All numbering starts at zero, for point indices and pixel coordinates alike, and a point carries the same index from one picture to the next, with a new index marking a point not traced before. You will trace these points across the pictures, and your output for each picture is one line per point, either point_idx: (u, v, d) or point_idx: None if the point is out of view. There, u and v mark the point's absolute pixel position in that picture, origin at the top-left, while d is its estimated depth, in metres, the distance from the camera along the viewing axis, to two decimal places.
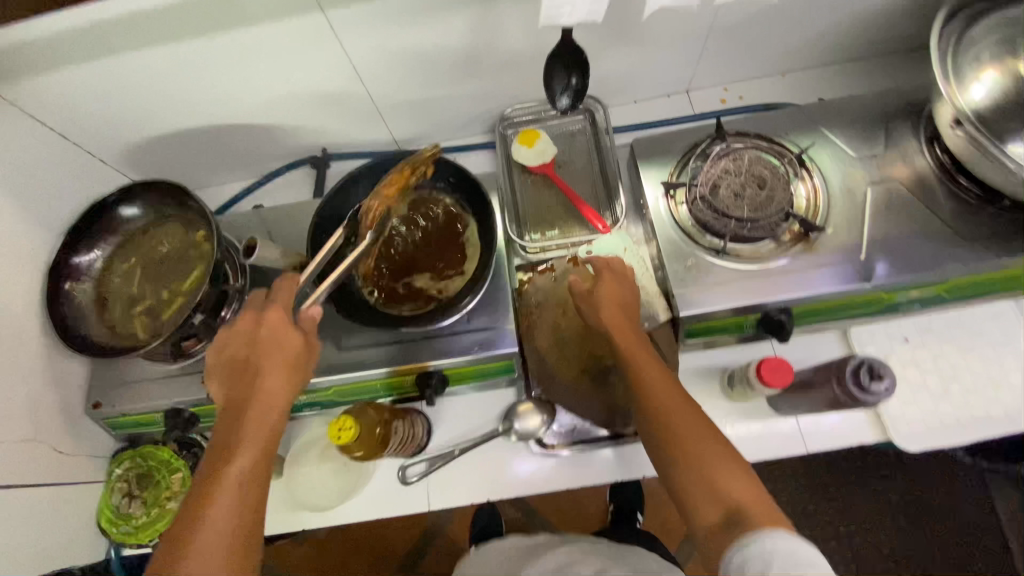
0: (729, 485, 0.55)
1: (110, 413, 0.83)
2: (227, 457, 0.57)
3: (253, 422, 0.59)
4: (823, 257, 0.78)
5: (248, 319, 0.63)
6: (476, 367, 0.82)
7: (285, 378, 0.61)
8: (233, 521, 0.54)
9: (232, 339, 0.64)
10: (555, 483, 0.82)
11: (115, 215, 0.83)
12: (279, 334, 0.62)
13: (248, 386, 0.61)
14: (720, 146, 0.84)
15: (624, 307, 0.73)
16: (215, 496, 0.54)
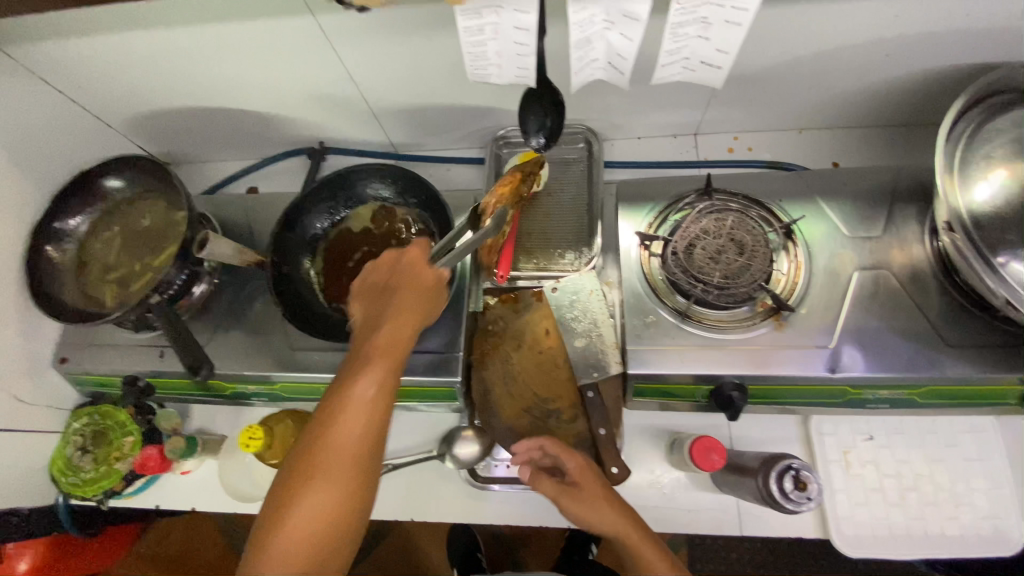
0: None
1: (74, 369, 0.88)
2: (360, 362, 0.60)
3: (386, 332, 0.62)
4: (790, 339, 0.74)
5: (388, 256, 0.70)
6: (419, 388, 0.82)
7: (417, 304, 0.65)
8: (363, 421, 0.56)
9: (374, 274, 0.69)
10: (482, 514, 0.83)
11: (100, 184, 0.87)
12: (417, 268, 0.68)
13: (383, 306, 0.65)
14: (705, 202, 0.80)
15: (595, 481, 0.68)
16: (346, 397, 0.57)
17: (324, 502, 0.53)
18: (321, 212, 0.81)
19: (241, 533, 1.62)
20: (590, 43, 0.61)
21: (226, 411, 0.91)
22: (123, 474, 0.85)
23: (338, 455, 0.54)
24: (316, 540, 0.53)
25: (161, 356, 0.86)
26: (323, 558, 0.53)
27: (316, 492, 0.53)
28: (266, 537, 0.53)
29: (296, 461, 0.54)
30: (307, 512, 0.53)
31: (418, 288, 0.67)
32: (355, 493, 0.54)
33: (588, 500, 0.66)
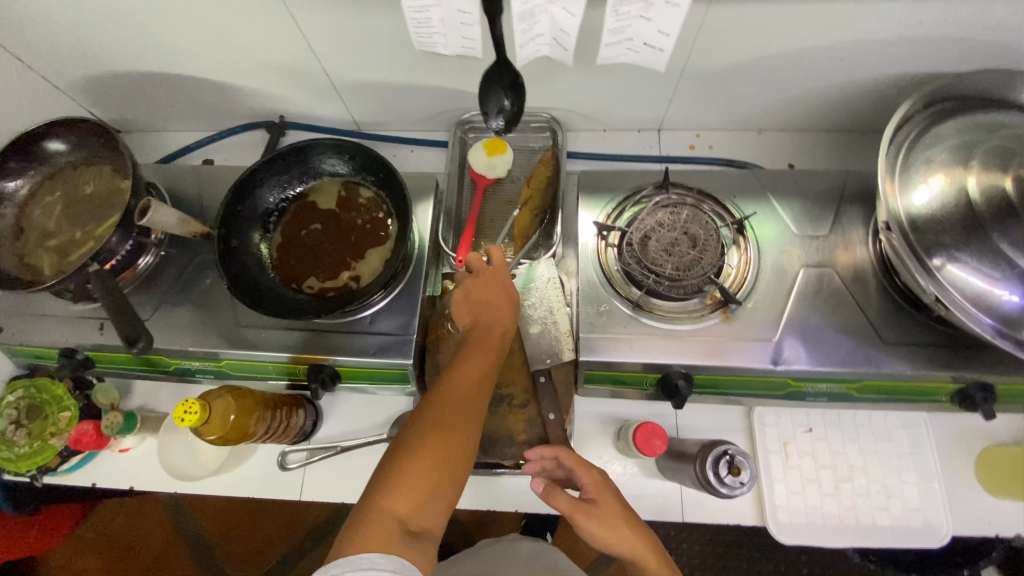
0: None
1: (8, 340, 0.84)
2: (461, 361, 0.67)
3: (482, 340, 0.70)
4: (737, 331, 0.75)
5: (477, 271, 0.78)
6: (369, 369, 0.81)
7: (506, 316, 0.73)
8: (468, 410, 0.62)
9: (474, 288, 0.75)
10: None
11: (42, 147, 0.83)
12: (501, 284, 0.75)
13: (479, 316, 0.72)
14: (661, 195, 0.81)
15: (607, 497, 0.65)
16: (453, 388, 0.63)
17: (446, 444, 0.58)
18: (275, 188, 0.79)
19: (190, 519, 1.58)
20: (533, 16, 0.63)
21: (170, 388, 0.89)
22: (58, 449, 0.82)
23: (456, 410, 0.61)
24: (434, 480, 0.55)
25: (101, 328, 0.82)
26: (435, 496, 0.55)
27: (441, 433, 0.58)
28: (392, 467, 0.56)
29: (407, 437, 0.58)
30: (430, 453, 0.56)
31: (506, 301, 0.74)
32: (465, 447, 0.59)
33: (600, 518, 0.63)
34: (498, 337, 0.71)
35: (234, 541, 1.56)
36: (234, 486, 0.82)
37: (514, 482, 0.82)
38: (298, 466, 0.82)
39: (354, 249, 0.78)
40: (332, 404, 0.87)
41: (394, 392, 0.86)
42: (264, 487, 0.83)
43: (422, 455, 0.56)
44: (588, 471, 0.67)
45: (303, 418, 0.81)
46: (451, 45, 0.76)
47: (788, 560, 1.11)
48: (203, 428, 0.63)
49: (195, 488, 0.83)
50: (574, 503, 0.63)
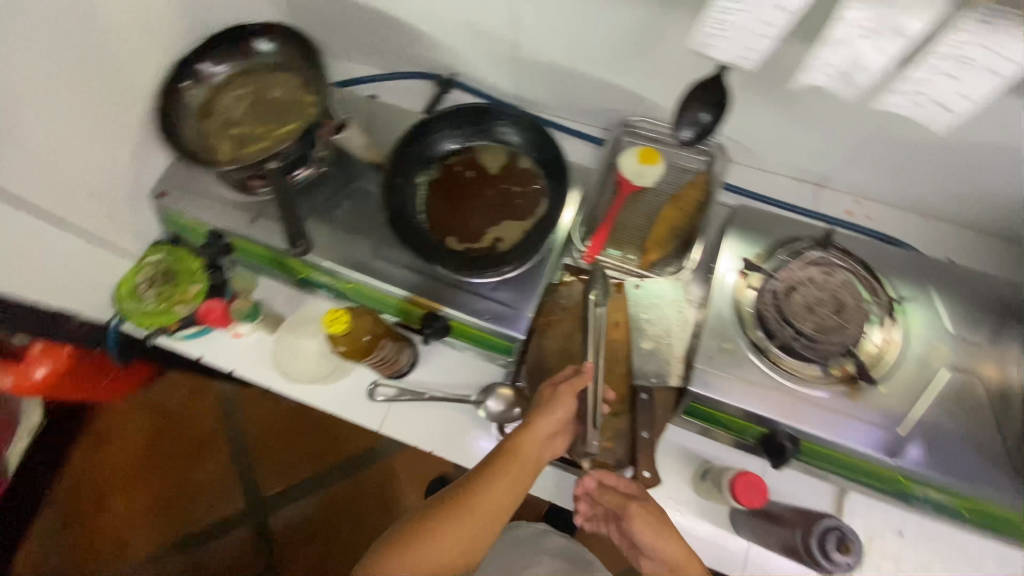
0: None
1: (167, 206, 0.90)
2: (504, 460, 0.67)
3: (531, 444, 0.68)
4: (860, 410, 0.72)
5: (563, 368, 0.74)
6: (479, 332, 0.83)
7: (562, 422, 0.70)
8: (489, 514, 0.65)
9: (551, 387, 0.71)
10: None
11: (250, 43, 0.88)
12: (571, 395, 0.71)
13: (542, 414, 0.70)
14: (817, 252, 0.78)
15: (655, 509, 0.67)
16: (486, 488, 0.66)
17: (454, 544, 0.63)
18: (445, 138, 0.82)
19: (237, 413, 1.67)
20: (837, 44, 0.60)
21: (288, 292, 0.93)
22: (180, 318, 0.88)
23: (479, 513, 0.64)
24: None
25: (251, 222, 0.87)
26: None
27: (453, 533, 0.63)
28: (405, 541, 0.63)
29: (431, 517, 0.65)
30: (428, 552, 0.62)
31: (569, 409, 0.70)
32: (470, 549, 0.64)
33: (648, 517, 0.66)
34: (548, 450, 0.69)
35: (269, 446, 1.64)
36: (324, 399, 0.87)
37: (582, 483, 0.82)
38: (386, 400, 0.85)
39: (501, 216, 0.80)
40: (429, 354, 0.89)
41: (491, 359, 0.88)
42: (350, 409, 0.86)
43: (430, 545, 0.62)
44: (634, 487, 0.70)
45: (403, 356, 0.84)
46: (727, 48, 0.62)
47: None
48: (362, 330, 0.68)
49: (291, 390, 0.88)
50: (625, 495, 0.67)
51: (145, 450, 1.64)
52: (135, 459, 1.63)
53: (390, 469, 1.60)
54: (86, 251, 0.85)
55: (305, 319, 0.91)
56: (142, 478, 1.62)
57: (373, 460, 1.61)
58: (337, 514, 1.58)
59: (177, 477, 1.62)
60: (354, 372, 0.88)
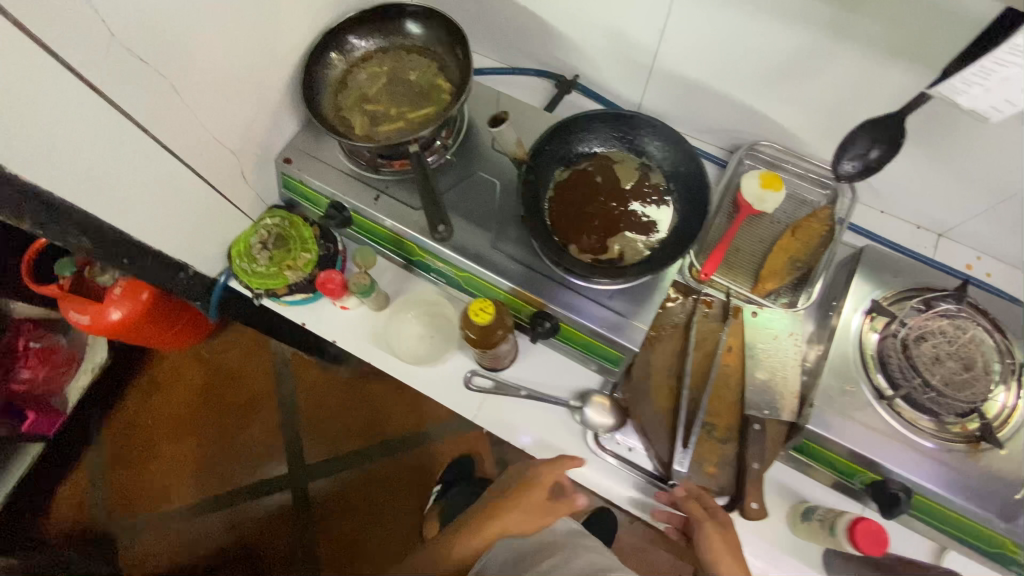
0: None
1: (292, 172, 0.91)
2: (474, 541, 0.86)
3: (502, 521, 0.86)
4: (981, 471, 0.71)
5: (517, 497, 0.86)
6: (590, 339, 0.81)
7: (529, 515, 0.85)
8: None
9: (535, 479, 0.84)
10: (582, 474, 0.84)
11: (401, 24, 0.89)
12: (535, 509, 0.85)
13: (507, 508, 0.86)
14: (949, 305, 0.76)
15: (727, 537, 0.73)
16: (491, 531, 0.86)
17: None
18: (584, 141, 0.83)
19: (291, 378, 1.69)
20: None
21: (394, 271, 0.94)
22: (290, 283, 0.90)
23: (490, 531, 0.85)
24: None
25: (375, 199, 0.87)
26: None
27: None
28: None
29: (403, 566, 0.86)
30: None
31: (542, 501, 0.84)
32: None
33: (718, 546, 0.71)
34: (545, 503, 0.84)
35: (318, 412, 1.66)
36: (421, 382, 0.88)
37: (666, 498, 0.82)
38: (484, 390, 0.86)
39: (629, 225, 0.80)
40: (529, 350, 0.89)
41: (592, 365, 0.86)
42: (446, 395, 0.87)
43: None
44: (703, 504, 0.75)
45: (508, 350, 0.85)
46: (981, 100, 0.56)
47: None
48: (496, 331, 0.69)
49: (389, 367, 0.89)
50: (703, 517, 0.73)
51: (198, 403, 1.67)
52: (186, 411, 1.66)
53: (432, 454, 1.61)
54: (213, 208, 0.87)
55: (410, 299, 0.92)
56: (191, 429, 1.65)
57: (416, 443, 1.62)
58: (374, 491, 1.60)
59: (224, 432, 1.65)
60: (453, 357, 0.89)
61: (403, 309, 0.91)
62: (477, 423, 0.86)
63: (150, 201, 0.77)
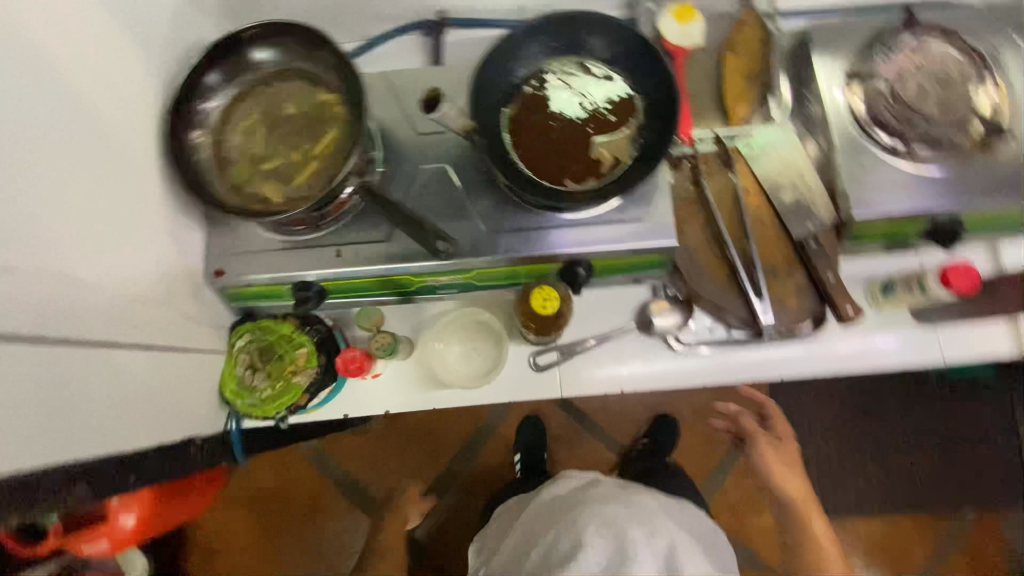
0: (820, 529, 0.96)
1: (231, 282, 0.78)
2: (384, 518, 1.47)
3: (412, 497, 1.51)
4: (1002, 166, 0.74)
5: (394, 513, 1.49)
6: (626, 260, 0.78)
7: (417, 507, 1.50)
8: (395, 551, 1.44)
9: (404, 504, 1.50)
10: (689, 377, 0.81)
11: (247, 58, 0.75)
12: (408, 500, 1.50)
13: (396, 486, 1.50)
14: (908, 39, 0.78)
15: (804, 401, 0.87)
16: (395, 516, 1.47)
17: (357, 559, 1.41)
18: (515, 71, 0.75)
19: (332, 460, 1.59)
20: None
21: (398, 311, 0.85)
22: (307, 388, 0.80)
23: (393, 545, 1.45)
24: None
25: (338, 255, 0.76)
26: None
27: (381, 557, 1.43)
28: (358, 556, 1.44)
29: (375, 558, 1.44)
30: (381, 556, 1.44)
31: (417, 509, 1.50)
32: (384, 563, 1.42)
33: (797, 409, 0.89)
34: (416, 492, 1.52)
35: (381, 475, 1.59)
36: (493, 395, 0.82)
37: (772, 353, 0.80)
38: (555, 362, 0.82)
39: (604, 129, 0.74)
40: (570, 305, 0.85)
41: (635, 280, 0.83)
42: (524, 391, 0.82)
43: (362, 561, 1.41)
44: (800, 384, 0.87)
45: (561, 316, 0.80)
46: None
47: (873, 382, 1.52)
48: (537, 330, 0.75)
49: (452, 401, 0.82)
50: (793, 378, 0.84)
51: (261, 538, 1.56)
52: (255, 551, 1.55)
53: (501, 441, 1.59)
54: (175, 368, 0.74)
55: (433, 327, 0.84)
56: (270, 563, 1.55)
57: (482, 441, 1.59)
58: (475, 503, 1.56)
59: (305, 546, 1.56)
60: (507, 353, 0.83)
61: (432, 339, 0.83)
62: (567, 395, 0.83)
63: (123, 401, 0.64)
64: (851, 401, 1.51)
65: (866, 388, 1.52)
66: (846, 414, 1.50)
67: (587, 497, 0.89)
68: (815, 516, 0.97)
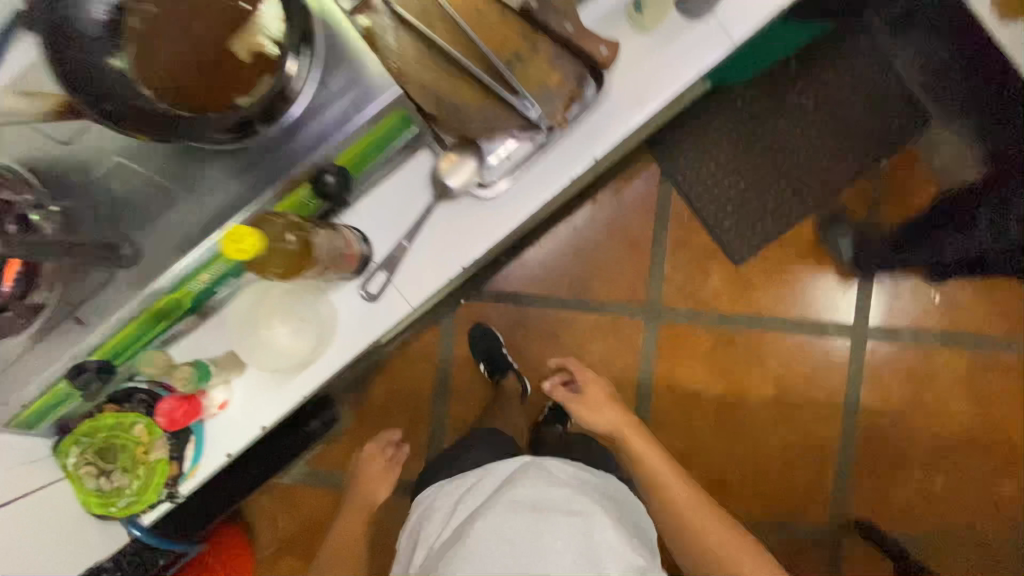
0: (638, 441, 0.99)
1: (6, 413, 0.67)
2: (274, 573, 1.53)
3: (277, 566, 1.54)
4: None
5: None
6: (371, 135, 0.64)
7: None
8: None
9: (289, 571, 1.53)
10: (513, 217, 0.74)
11: None
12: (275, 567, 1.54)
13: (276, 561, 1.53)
14: None
15: (599, 408, 1.02)
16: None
17: None
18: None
19: (331, 471, 1.57)
20: None
21: (201, 332, 0.74)
22: (169, 454, 0.73)
23: None
24: None
25: (80, 322, 0.65)
26: None
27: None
28: None
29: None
30: None
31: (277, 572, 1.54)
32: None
33: (591, 414, 1.02)
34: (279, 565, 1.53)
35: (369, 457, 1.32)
36: (348, 350, 0.74)
37: (569, 143, 0.73)
38: (382, 284, 0.73)
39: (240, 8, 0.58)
40: (359, 217, 0.74)
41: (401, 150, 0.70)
42: (373, 326, 0.74)
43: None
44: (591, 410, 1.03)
45: (346, 241, 0.68)
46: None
47: (743, 118, 1.49)
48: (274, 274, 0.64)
49: (316, 378, 0.74)
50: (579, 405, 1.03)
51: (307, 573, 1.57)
52: None
53: (460, 367, 1.56)
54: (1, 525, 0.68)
55: (240, 327, 0.73)
56: None
57: (443, 378, 1.56)
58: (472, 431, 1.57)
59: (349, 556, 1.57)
60: (334, 305, 0.74)
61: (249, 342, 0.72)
62: (419, 303, 0.75)
63: None
64: (734, 143, 1.50)
65: (743, 123, 1.49)
66: (736, 162, 1.50)
67: (492, 505, 0.82)
68: (632, 437, 0.99)
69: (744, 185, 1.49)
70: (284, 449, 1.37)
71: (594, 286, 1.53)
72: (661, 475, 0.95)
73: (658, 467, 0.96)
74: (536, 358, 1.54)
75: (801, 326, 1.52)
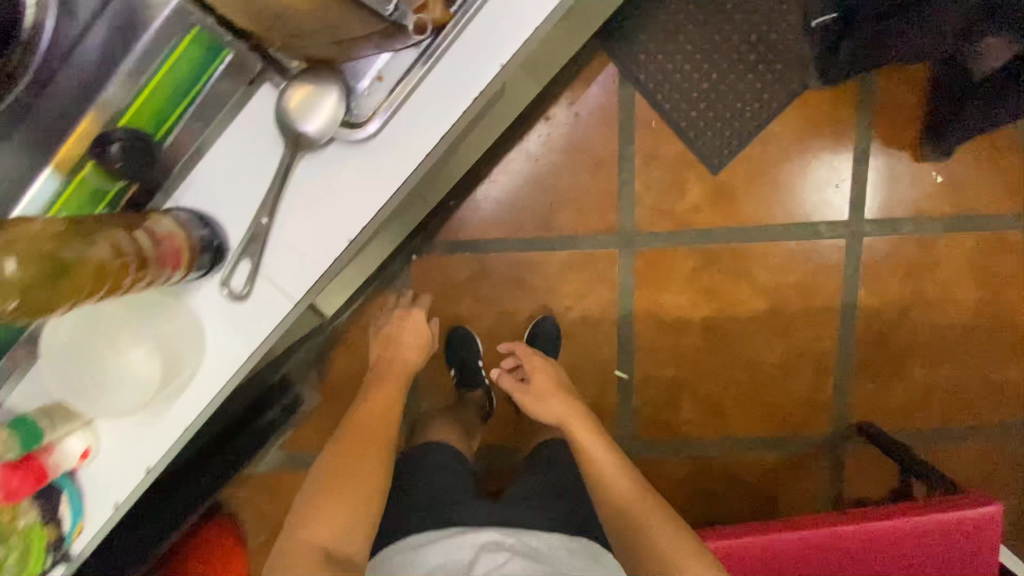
0: (584, 432, 1.01)
1: None
2: None
3: None
4: None
5: None
6: (158, 82, 0.60)
7: None
8: None
9: None
10: (393, 176, 0.63)
11: None
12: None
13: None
14: None
15: (544, 396, 1.06)
16: None
17: None
18: None
19: (306, 456, 1.45)
20: None
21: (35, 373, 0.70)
22: (40, 520, 0.73)
23: None
24: None
25: None
26: None
27: None
28: None
29: None
30: None
31: None
32: None
33: (538, 398, 1.06)
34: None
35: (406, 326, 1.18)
36: (242, 353, 0.69)
37: (447, 73, 0.61)
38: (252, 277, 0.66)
39: None
40: (210, 193, 0.66)
41: (229, 78, 0.63)
42: (266, 322, 0.68)
43: None
44: (532, 399, 1.07)
45: (179, 228, 0.63)
46: None
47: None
48: (50, 311, 0.52)
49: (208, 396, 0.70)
50: (524, 389, 1.08)
51: None
52: None
53: None
54: None
55: (71, 366, 0.67)
56: None
57: None
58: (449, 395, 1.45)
59: None
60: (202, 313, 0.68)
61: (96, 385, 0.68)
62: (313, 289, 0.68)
63: None
64: (700, 29, 1.27)
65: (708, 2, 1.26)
66: (705, 52, 1.28)
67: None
68: (574, 424, 1.03)
69: (717, 76, 1.29)
70: (248, 440, 1.28)
71: (561, 217, 1.35)
72: (604, 466, 0.98)
73: (600, 459, 0.98)
74: (507, 306, 1.40)
75: (793, 231, 1.37)
